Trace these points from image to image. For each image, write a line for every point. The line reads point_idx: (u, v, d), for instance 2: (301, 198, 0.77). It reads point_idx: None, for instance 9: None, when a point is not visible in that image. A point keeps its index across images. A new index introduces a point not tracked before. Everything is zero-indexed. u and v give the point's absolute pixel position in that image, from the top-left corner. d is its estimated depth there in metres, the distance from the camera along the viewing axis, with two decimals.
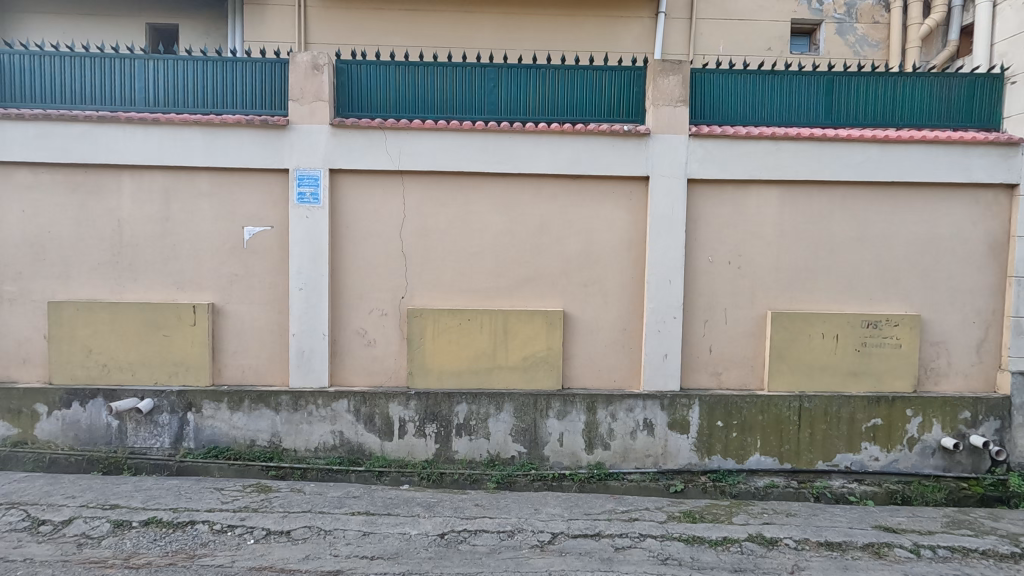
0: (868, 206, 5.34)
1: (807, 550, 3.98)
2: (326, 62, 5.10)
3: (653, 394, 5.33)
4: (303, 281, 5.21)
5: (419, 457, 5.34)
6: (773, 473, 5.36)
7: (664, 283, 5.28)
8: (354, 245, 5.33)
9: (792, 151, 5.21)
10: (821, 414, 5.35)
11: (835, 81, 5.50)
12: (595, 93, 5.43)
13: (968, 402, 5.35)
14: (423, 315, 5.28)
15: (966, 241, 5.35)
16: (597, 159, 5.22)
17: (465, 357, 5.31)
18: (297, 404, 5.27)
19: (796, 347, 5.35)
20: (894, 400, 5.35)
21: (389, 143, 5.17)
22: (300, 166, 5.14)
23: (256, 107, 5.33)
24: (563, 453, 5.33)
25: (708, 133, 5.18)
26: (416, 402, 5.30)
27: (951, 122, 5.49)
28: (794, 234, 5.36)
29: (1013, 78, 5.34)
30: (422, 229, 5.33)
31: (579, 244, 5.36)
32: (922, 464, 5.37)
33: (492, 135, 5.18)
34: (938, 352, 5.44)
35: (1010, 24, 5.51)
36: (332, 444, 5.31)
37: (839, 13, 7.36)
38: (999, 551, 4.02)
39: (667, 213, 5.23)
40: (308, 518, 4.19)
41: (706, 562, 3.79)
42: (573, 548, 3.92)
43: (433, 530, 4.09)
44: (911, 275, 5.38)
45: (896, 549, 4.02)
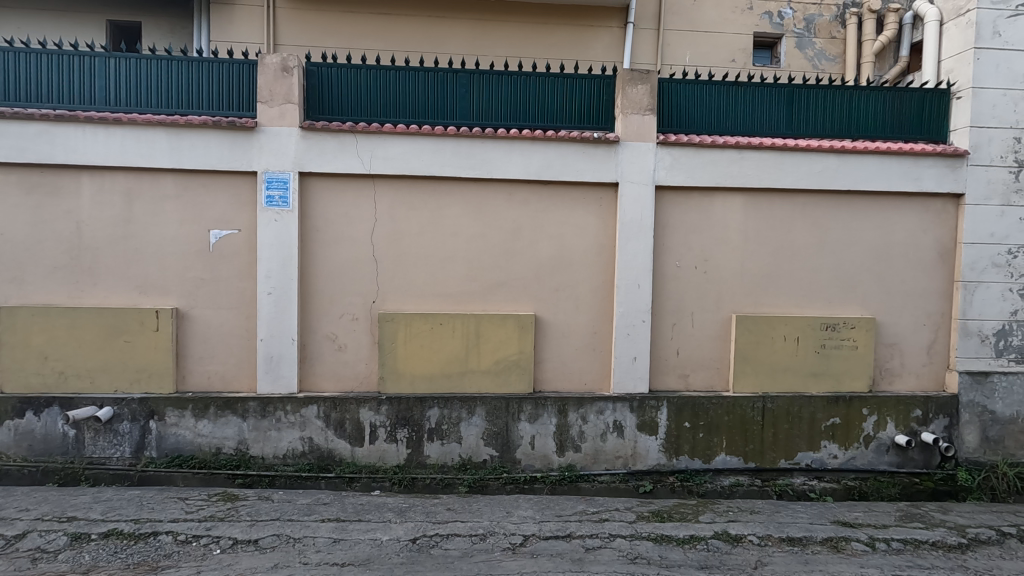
0: (827, 213, 5.56)
1: (769, 546, 4.11)
2: (296, 64, 5.07)
3: (623, 396, 5.43)
4: (272, 285, 5.13)
5: (390, 462, 5.31)
6: (738, 472, 5.51)
7: (634, 287, 5.39)
8: (324, 250, 5.28)
9: (754, 160, 5.40)
10: (783, 413, 5.54)
11: (795, 93, 5.71)
12: (566, 100, 5.52)
13: (919, 401, 5.62)
14: (395, 319, 5.26)
15: (916, 247, 5.62)
16: (568, 165, 5.30)
17: (437, 361, 5.31)
18: (265, 411, 5.19)
19: (760, 350, 5.53)
20: (852, 399, 5.57)
21: (361, 147, 5.15)
22: (269, 169, 5.07)
23: (223, 108, 5.24)
24: (535, 456, 5.39)
25: (675, 141, 5.32)
26: (388, 407, 5.28)
27: (902, 134, 5.78)
28: (757, 240, 5.54)
29: (959, 93, 5.65)
30: (394, 233, 5.32)
31: (550, 248, 5.43)
32: (877, 461, 5.61)
33: (464, 140, 5.21)
34: (892, 353, 5.70)
35: (955, 42, 5.77)
36: (301, 451, 5.24)
37: (798, 28, 7.62)
38: (948, 542, 4.23)
39: (636, 219, 5.35)
40: (277, 526, 4.13)
41: (674, 560, 3.87)
42: (544, 550, 3.96)
43: (405, 536, 4.07)
44: (867, 280, 5.62)
45: (854, 542, 4.18)
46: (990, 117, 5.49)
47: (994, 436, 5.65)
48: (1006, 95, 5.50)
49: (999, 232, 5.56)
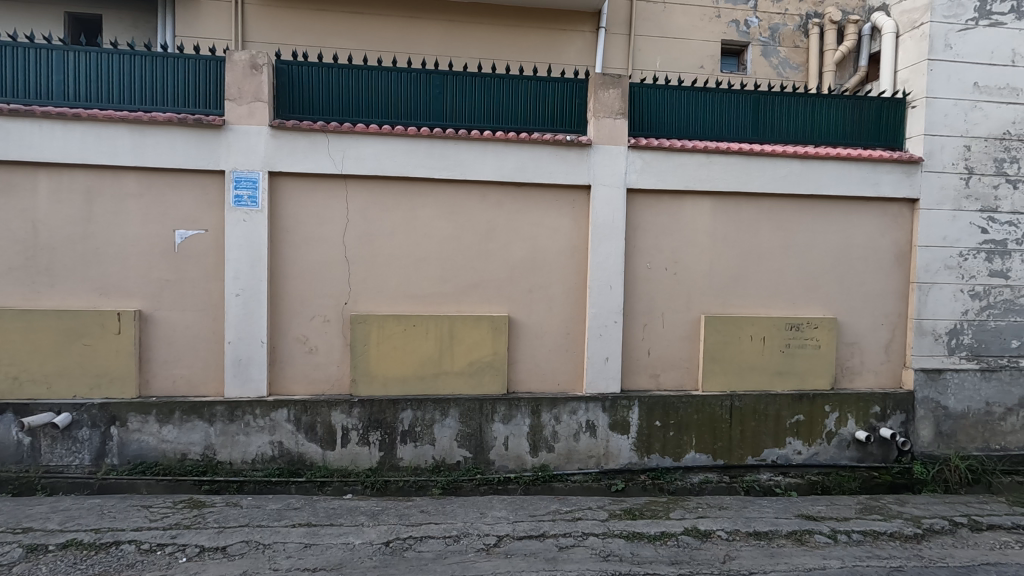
0: (791, 216, 5.73)
1: (737, 540, 4.22)
2: (265, 62, 4.99)
3: (596, 396, 5.50)
4: (241, 286, 5.03)
5: (363, 465, 5.26)
6: (707, 469, 5.64)
7: (606, 289, 5.46)
8: (295, 251, 5.20)
9: (722, 164, 5.54)
10: (750, 411, 5.69)
11: (761, 100, 5.88)
12: (539, 103, 5.57)
13: (877, 398, 5.84)
14: (367, 321, 5.21)
15: (875, 250, 5.85)
16: (541, 167, 5.34)
17: (410, 362, 5.28)
18: (233, 415, 5.08)
19: (728, 349, 5.67)
20: (815, 397, 5.76)
21: (332, 147, 5.09)
22: (237, 168, 4.97)
23: (189, 105, 5.12)
24: (508, 456, 5.41)
25: (646, 145, 5.42)
26: (360, 409, 5.22)
27: (862, 141, 6.01)
28: (725, 243, 5.68)
29: (913, 102, 5.90)
30: (366, 234, 5.27)
31: (524, 250, 5.46)
32: (838, 456, 5.80)
33: (438, 142, 5.21)
34: (853, 352, 5.91)
35: (910, 54, 6.03)
36: (271, 455, 5.14)
37: (764, 36, 7.82)
38: (904, 533, 4.42)
39: (608, 221, 5.43)
40: (246, 532, 4.05)
41: (645, 556, 3.94)
42: (518, 550, 3.98)
43: (378, 539, 4.04)
44: (829, 281, 5.82)
45: (816, 535, 4.33)
46: (942, 126, 5.76)
47: (947, 431, 5.91)
48: (957, 105, 5.79)
49: (951, 235, 5.82)
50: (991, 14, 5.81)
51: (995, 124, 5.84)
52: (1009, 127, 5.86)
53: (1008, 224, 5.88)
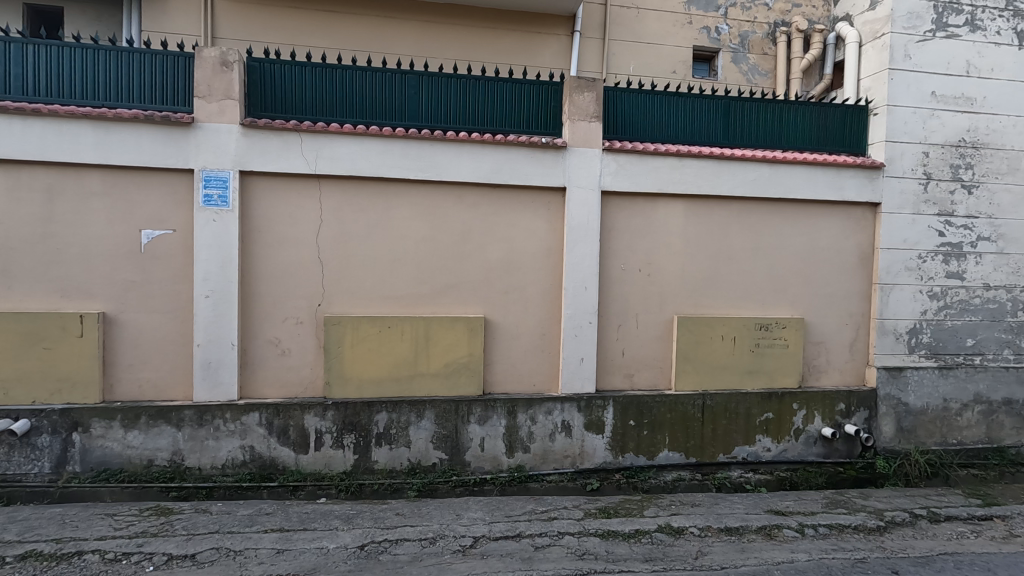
0: (760, 219, 5.88)
1: (709, 536, 4.31)
2: (236, 59, 4.90)
3: (571, 396, 5.54)
4: (211, 287, 4.92)
5: (337, 469, 5.19)
6: (680, 467, 5.73)
7: (581, 290, 5.51)
8: (267, 252, 5.12)
9: (694, 167, 5.65)
10: (721, 410, 5.80)
11: (731, 105, 6.02)
12: (515, 105, 5.59)
13: (843, 395, 6.02)
14: (341, 322, 5.16)
15: (840, 252, 6.04)
16: (517, 169, 5.37)
17: (385, 364, 5.24)
18: (202, 419, 4.96)
19: (700, 349, 5.78)
20: (783, 395, 5.91)
21: (306, 146, 5.03)
22: (207, 167, 4.87)
23: (156, 102, 5.00)
24: (484, 457, 5.40)
25: (620, 148, 5.49)
26: (334, 412, 5.16)
27: (827, 146, 6.20)
28: (697, 244, 5.79)
29: (876, 110, 6.12)
30: (340, 235, 5.21)
31: (500, 251, 5.48)
32: (806, 452, 5.96)
33: (414, 143, 5.20)
34: (819, 351, 6.09)
35: (871, 63, 6.25)
36: (242, 460, 5.04)
37: (734, 43, 7.96)
38: (868, 525, 4.57)
39: (583, 223, 5.48)
40: (215, 539, 3.96)
41: (620, 554, 3.99)
42: (494, 550, 3.99)
43: (352, 543, 3.99)
44: (797, 283, 5.99)
45: (785, 529, 4.44)
46: (902, 133, 5.99)
47: (907, 426, 6.14)
48: (916, 113, 6.03)
49: (911, 238, 6.05)
50: (947, 27, 6.07)
51: (951, 132, 6.10)
52: (964, 135, 6.13)
53: (963, 227, 6.14)
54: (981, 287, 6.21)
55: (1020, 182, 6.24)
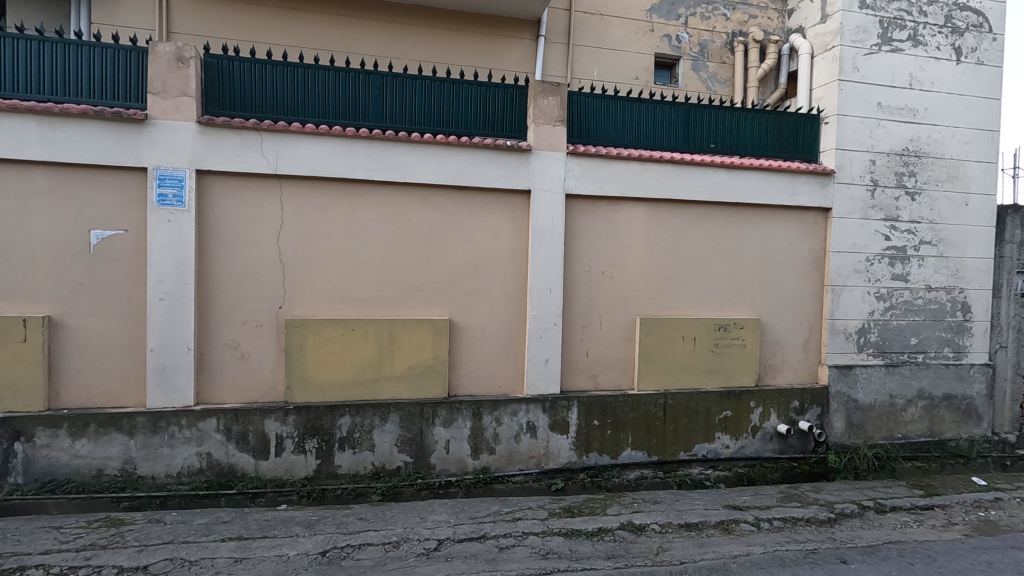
0: (719, 223, 6.05)
1: (670, 532, 4.41)
2: (192, 55, 4.78)
3: (536, 396, 5.58)
4: (165, 290, 4.77)
5: (298, 475, 5.10)
6: (642, 465, 5.85)
7: (546, 292, 5.57)
8: (225, 253, 4.99)
9: (655, 172, 5.79)
10: (682, 409, 5.94)
11: (691, 112, 6.19)
12: (480, 108, 5.62)
13: (797, 393, 6.25)
14: (303, 325, 5.07)
15: (794, 255, 6.27)
16: (482, 171, 5.39)
17: (349, 368, 5.17)
18: (156, 426, 4.80)
19: (662, 350, 5.91)
20: (741, 394, 6.09)
21: (266, 146, 4.93)
22: (161, 166, 4.72)
23: (107, 97, 4.82)
24: (449, 460, 5.39)
25: (584, 152, 5.58)
26: (295, 417, 5.06)
27: (782, 153, 6.42)
28: (659, 247, 5.92)
29: (827, 119, 6.38)
30: (302, 236, 5.12)
31: (465, 253, 5.48)
32: (762, 448, 6.16)
33: (378, 143, 5.16)
34: (775, 350, 6.31)
35: (823, 74, 6.52)
36: (198, 467, 4.89)
37: (694, 51, 8.16)
38: (820, 517, 4.76)
39: (548, 225, 5.54)
40: (170, 549, 3.84)
41: (583, 552, 4.04)
42: (458, 553, 3.98)
43: (313, 549, 3.92)
44: (753, 284, 6.19)
45: (741, 524, 4.59)
46: (851, 141, 6.27)
47: (857, 422, 6.42)
48: (864, 122, 6.32)
49: (860, 242, 6.33)
50: (892, 41, 6.39)
51: (896, 141, 6.41)
52: (907, 144, 6.45)
53: (907, 231, 6.46)
54: (924, 288, 6.55)
55: (958, 190, 6.61)
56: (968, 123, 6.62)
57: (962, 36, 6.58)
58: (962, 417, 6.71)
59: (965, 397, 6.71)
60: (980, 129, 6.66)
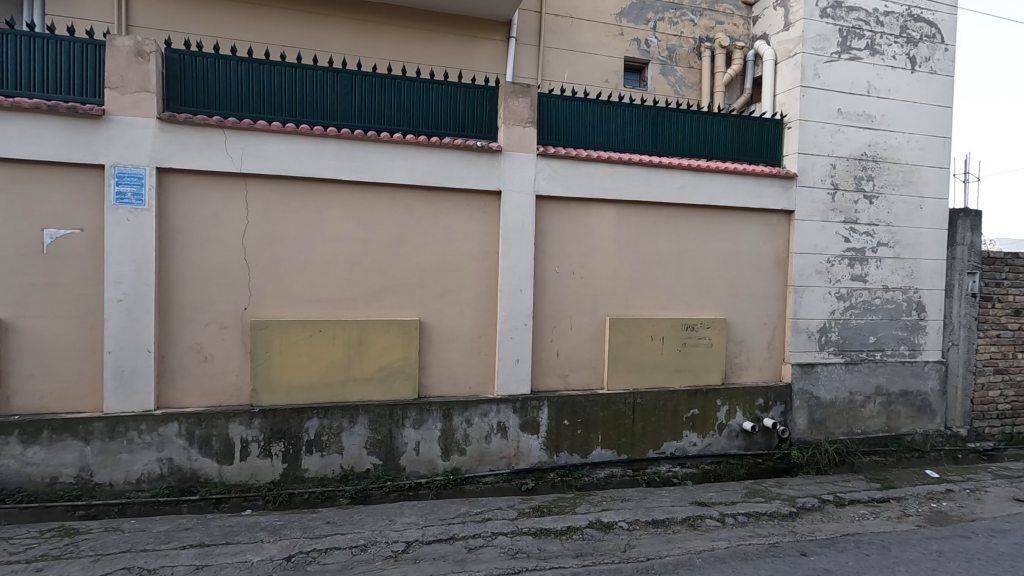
0: (686, 224, 6.16)
1: (637, 529, 4.48)
2: (153, 50, 4.65)
3: (507, 397, 5.60)
4: (124, 291, 4.63)
5: (264, 479, 5.00)
6: (612, 464, 5.91)
7: (516, 292, 5.58)
8: (187, 253, 4.87)
9: (624, 174, 5.86)
10: (651, 408, 6.03)
11: (659, 115, 6.29)
12: (451, 109, 5.61)
13: (761, 391, 6.40)
14: (269, 327, 4.98)
15: (758, 256, 6.43)
16: (452, 172, 5.38)
17: (316, 369, 5.10)
18: (114, 432, 4.65)
19: (631, 349, 5.98)
20: (708, 392, 6.21)
21: (230, 143, 4.83)
22: (119, 163, 4.58)
23: (61, 91, 4.65)
24: (419, 461, 5.36)
25: (554, 153, 5.62)
26: (261, 420, 4.97)
27: (747, 157, 6.58)
28: (628, 248, 6.00)
29: (789, 124, 6.56)
30: (268, 236, 5.03)
31: (435, 254, 5.46)
32: (729, 446, 6.30)
33: (346, 142, 5.10)
34: (740, 349, 6.46)
35: (786, 80, 6.70)
36: (159, 473, 4.76)
37: (662, 55, 8.28)
38: (782, 512, 4.89)
39: (518, 226, 5.56)
40: (127, 558, 3.72)
41: (551, 551, 4.06)
42: (427, 554, 3.97)
43: (278, 554, 3.85)
44: (720, 285, 6.32)
45: (707, 519, 4.68)
46: (812, 146, 6.46)
47: (818, 418, 6.62)
48: (824, 128, 6.52)
49: (821, 243, 6.53)
50: (851, 49, 6.61)
51: (855, 146, 6.63)
52: (865, 149, 6.68)
53: (866, 233, 6.69)
54: (881, 289, 6.78)
55: (913, 194, 6.87)
56: (922, 129, 6.89)
57: (916, 46, 6.85)
58: (917, 413, 6.97)
59: (920, 393, 6.98)
60: (933, 136, 6.93)
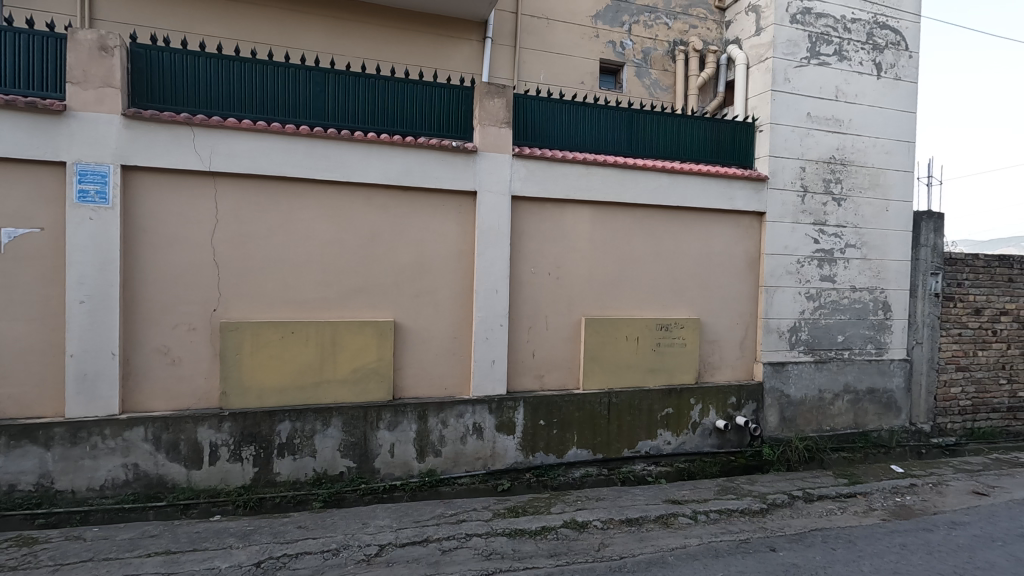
0: (660, 225, 6.23)
1: (611, 528, 4.51)
2: (117, 44, 4.53)
3: (482, 398, 5.58)
4: (86, 292, 4.49)
5: (234, 483, 4.91)
6: (587, 463, 5.95)
7: (492, 293, 5.58)
8: (154, 253, 4.75)
9: (599, 175, 5.90)
10: (626, 407, 6.08)
11: (634, 117, 6.35)
12: (426, 108, 5.58)
13: (734, 389, 6.51)
14: (239, 329, 4.88)
15: (731, 257, 6.53)
16: (427, 172, 5.35)
17: (289, 371, 5.03)
18: (76, 437, 4.51)
19: (606, 349, 6.03)
20: (682, 391, 6.29)
21: (199, 141, 4.72)
22: (81, 160, 4.44)
23: (20, 86, 4.50)
24: (394, 463, 5.32)
25: (530, 154, 5.63)
26: (231, 424, 4.87)
27: (720, 159, 6.68)
28: (603, 249, 6.04)
29: (761, 127, 6.68)
30: (238, 236, 4.94)
31: (410, 255, 5.42)
32: (702, 444, 6.39)
33: (319, 141, 5.03)
34: (713, 348, 6.55)
35: (757, 84, 6.82)
36: (123, 480, 4.63)
37: (637, 58, 8.36)
38: (753, 508, 4.97)
39: (494, 227, 5.56)
40: (88, 568, 3.62)
41: (525, 552, 4.07)
42: (400, 557, 3.94)
43: (247, 560, 3.78)
44: (693, 285, 6.41)
45: (680, 517, 4.73)
46: (783, 149, 6.59)
47: (789, 416, 6.75)
48: (794, 131, 6.66)
49: (791, 245, 6.66)
50: (820, 55, 6.76)
51: (824, 150, 6.79)
52: (834, 153, 6.84)
53: (834, 235, 6.85)
54: (849, 289, 6.95)
55: (879, 196, 7.06)
56: (888, 134, 7.08)
57: (881, 53, 7.04)
58: (883, 409, 7.17)
59: (886, 391, 7.17)
60: (898, 140, 7.13)
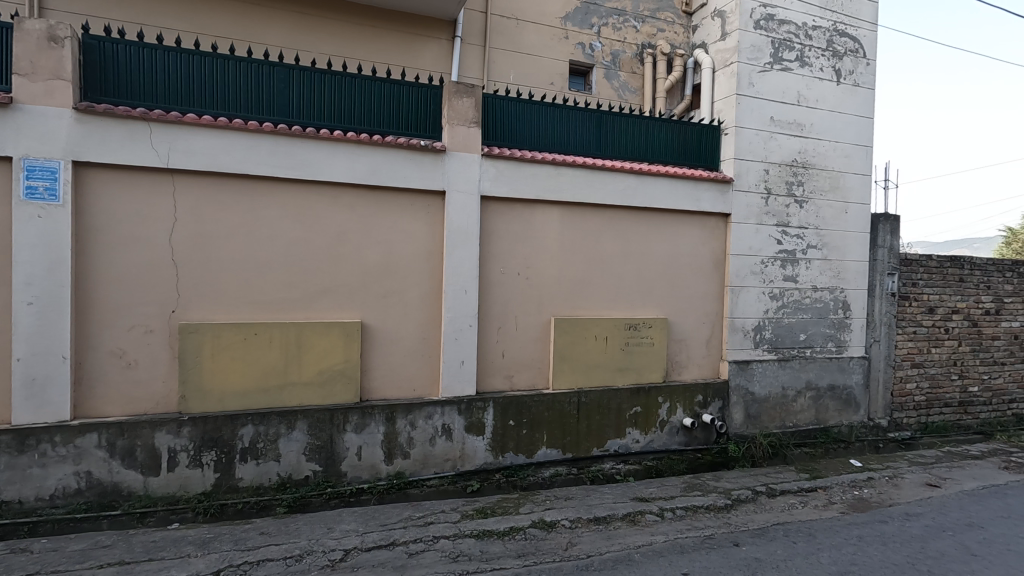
0: (628, 226, 6.29)
1: (579, 527, 4.53)
2: (68, 35, 4.35)
3: (451, 399, 5.55)
4: (35, 293, 4.30)
5: (194, 490, 4.76)
6: (557, 463, 5.97)
7: (460, 293, 5.55)
8: (108, 253, 4.58)
9: (568, 176, 5.93)
10: (595, 406, 6.12)
11: (603, 118, 6.40)
12: (394, 107, 5.52)
13: (701, 388, 6.62)
14: (199, 330, 4.74)
15: (697, 257, 6.64)
16: (395, 171, 5.29)
17: (251, 374, 4.91)
18: (23, 445, 4.31)
19: (575, 349, 6.06)
20: (650, 390, 6.37)
21: (156, 137, 4.57)
22: (29, 155, 4.25)
23: None
24: (361, 466, 5.24)
25: (499, 155, 5.63)
26: (190, 428, 4.72)
27: (687, 161, 6.79)
28: (572, 249, 6.07)
29: (726, 130, 6.81)
30: (198, 235, 4.79)
31: (377, 255, 5.35)
32: (670, 441, 6.49)
33: (283, 139, 4.92)
34: (680, 347, 6.65)
35: (723, 88, 6.96)
36: (75, 488, 4.45)
37: (606, 60, 8.43)
38: (718, 504, 5.06)
39: (463, 227, 5.53)
40: None
41: (493, 553, 4.06)
42: (365, 562, 3.88)
43: (206, 569, 3.67)
44: (660, 285, 6.49)
45: (647, 514, 4.78)
46: (747, 152, 6.74)
47: (754, 413, 6.91)
48: (758, 134, 6.81)
49: (755, 245, 6.81)
50: (782, 61, 6.93)
51: (786, 153, 6.96)
52: (796, 156, 7.02)
53: (796, 236, 7.03)
54: (811, 288, 7.14)
55: (839, 199, 7.27)
56: (847, 138, 7.30)
57: (841, 59, 7.26)
58: (843, 405, 7.39)
59: (846, 387, 7.40)
60: (856, 145, 7.36)
